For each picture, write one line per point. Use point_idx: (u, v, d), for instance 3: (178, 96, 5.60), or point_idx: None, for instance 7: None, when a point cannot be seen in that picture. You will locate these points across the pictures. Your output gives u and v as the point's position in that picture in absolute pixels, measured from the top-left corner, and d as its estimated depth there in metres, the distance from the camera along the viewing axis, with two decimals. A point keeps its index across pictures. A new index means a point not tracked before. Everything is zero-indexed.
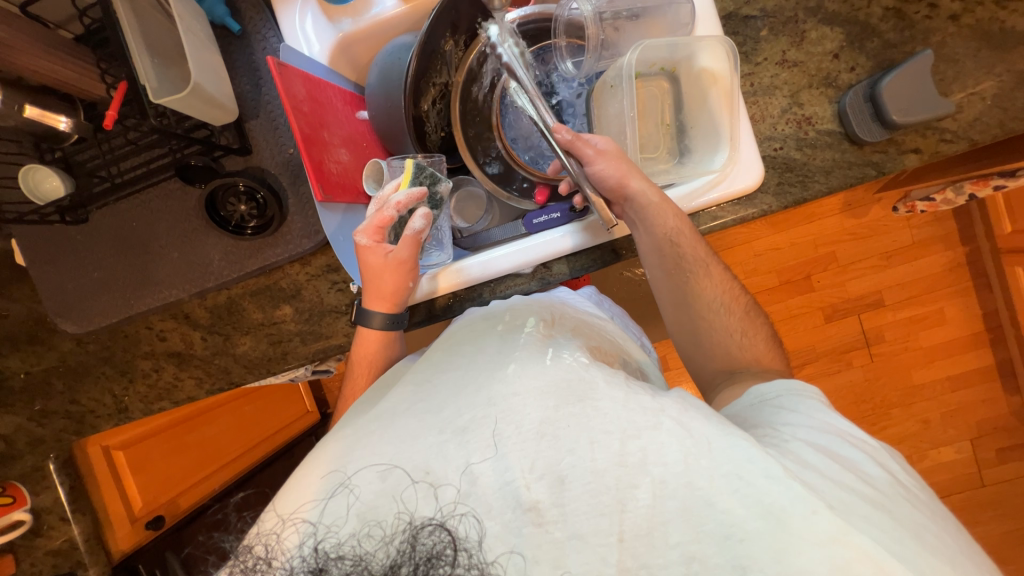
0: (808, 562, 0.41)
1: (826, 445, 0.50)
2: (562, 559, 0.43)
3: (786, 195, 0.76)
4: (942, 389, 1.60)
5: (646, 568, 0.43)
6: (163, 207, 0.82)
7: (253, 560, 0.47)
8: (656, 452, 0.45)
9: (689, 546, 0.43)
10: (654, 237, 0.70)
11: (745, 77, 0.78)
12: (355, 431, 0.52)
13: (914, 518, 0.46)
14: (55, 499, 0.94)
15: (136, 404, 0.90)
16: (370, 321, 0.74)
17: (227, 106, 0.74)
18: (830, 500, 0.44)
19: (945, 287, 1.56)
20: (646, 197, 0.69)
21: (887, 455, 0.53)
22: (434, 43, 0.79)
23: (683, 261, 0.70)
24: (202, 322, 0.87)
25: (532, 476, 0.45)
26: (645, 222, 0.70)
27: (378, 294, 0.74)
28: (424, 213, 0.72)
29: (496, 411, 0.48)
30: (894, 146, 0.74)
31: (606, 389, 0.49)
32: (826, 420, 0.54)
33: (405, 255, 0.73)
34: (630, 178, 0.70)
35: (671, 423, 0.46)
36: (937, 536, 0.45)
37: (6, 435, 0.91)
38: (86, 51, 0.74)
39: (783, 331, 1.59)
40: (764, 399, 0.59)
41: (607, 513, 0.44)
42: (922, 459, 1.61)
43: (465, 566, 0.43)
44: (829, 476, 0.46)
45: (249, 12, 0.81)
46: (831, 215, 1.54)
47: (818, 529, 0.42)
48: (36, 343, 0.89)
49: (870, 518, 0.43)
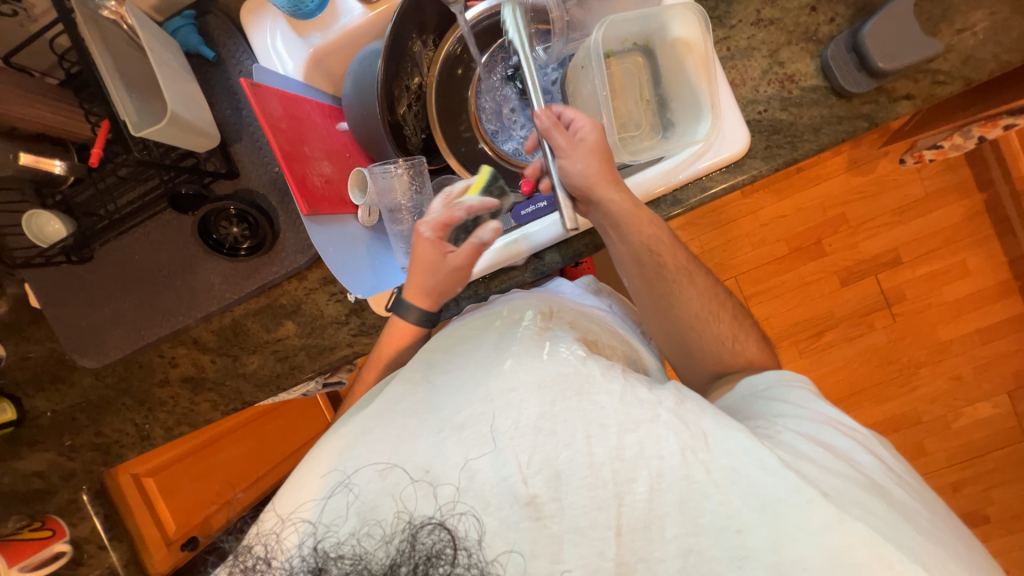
0: (807, 550, 0.41)
1: (815, 434, 0.50)
2: (560, 554, 0.43)
3: (776, 157, 0.74)
4: (972, 343, 1.54)
5: (644, 561, 0.43)
6: (161, 237, 0.84)
7: (253, 560, 0.47)
8: (654, 444, 0.45)
9: (686, 539, 0.43)
10: (630, 245, 0.69)
11: (720, 42, 0.76)
12: (355, 426, 0.51)
13: (907, 505, 0.46)
14: (92, 528, 1.01)
15: (158, 430, 0.93)
16: (405, 314, 0.73)
17: (208, 132, 0.76)
18: (823, 488, 0.44)
19: (965, 237, 1.50)
20: (617, 205, 0.67)
21: (877, 442, 0.53)
22: (402, 45, 0.79)
23: (663, 269, 0.68)
24: (211, 345, 0.89)
25: (529, 471, 0.45)
26: (618, 231, 0.69)
27: (418, 288, 0.72)
28: (494, 226, 0.67)
29: (495, 407, 0.48)
30: (884, 95, 0.72)
31: (604, 382, 0.48)
32: (816, 408, 0.54)
33: (461, 259, 0.69)
34: (601, 184, 0.67)
35: (669, 416, 0.46)
36: (928, 520, 0.46)
37: (42, 471, 0.96)
38: (71, 94, 0.76)
39: (798, 300, 1.55)
40: (756, 389, 0.59)
41: (605, 508, 0.44)
42: (958, 417, 1.55)
43: (465, 565, 0.43)
44: (819, 463, 0.46)
45: (221, 37, 0.83)
46: (836, 175, 1.50)
47: (818, 518, 0.41)
48: (59, 381, 0.92)
49: (867, 505, 0.43)
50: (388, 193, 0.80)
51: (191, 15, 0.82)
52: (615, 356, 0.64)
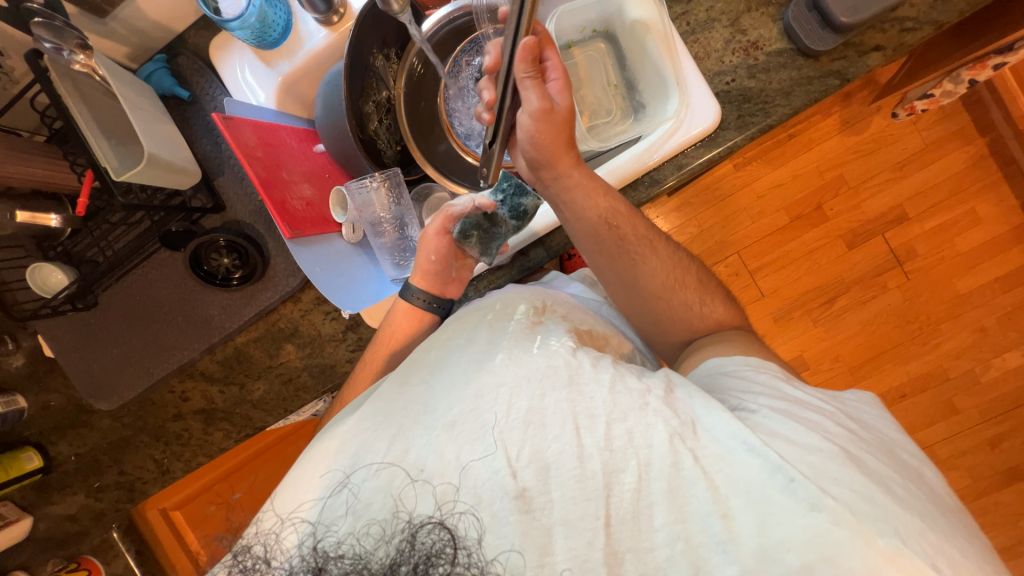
0: (789, 529, 0.42)
1: (787, 409, 0.50)
2: (550, 546, 0.43)
3: (749, 126, 0.72)
4: (992, 293, 1.48)
5: (632, 551, 0.44)
6: (158, 277, 0.86)
7: (252, 560, 0.47)
8: (642, 433, 0.46)
9: (674, 527, 0.44)
10: (587, 223, 0.68)
11: (679, 18, 0.75)
12: (366, 422, 0.51)
13: (882, 474, 0.46)
14: (127, 565, 1.08)
15: (177, 464, 0.96)
16: (409, 297, 0.74)
17: (188, 169, 0.78)
18: (803, 469, 0.44)
19: (972, 185, 1.46)
20: (571, 180, 0.66)
21: (847, 416, 0.52)
22: (365, 60, 0.80)
23: (624, 242, 0.68)
24: (216, 376, 0.91)
25: (519, 464, 0.45)
26: (573, 208, 0.68)
27: (420, 269, 0.74)
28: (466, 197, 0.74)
29: (484, 403, 0.48)
30: (852, 49, 0.70)
31: (592, 372, 0.50)
32: (781, 389, 0.54)
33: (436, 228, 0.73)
34: (561, 158, 0.65)
35: (658, 403, 0.48)
36: (902, 486, 0.46)
37: (73, 514, 0.99)
38: (58, 149, 0.79)
39: (804, 268, 1.51)
40: (722, 370, 0.59)
41: (594, 498, 0.44)
42: (986, 371, 1.50)
43: (465, 565, 0.43)
44: (799, 443, 0.46)
45: (195, 77, 0.86)
46: (829, 138, 1.47)
47: (799, 498, 0.42)
48: (78, 426, 0.95)
49: (845, 481, 0.43)
50: (368, 208, 0.81)
51: (164, 59, 0.85)
52: (608, 345, 0.65)
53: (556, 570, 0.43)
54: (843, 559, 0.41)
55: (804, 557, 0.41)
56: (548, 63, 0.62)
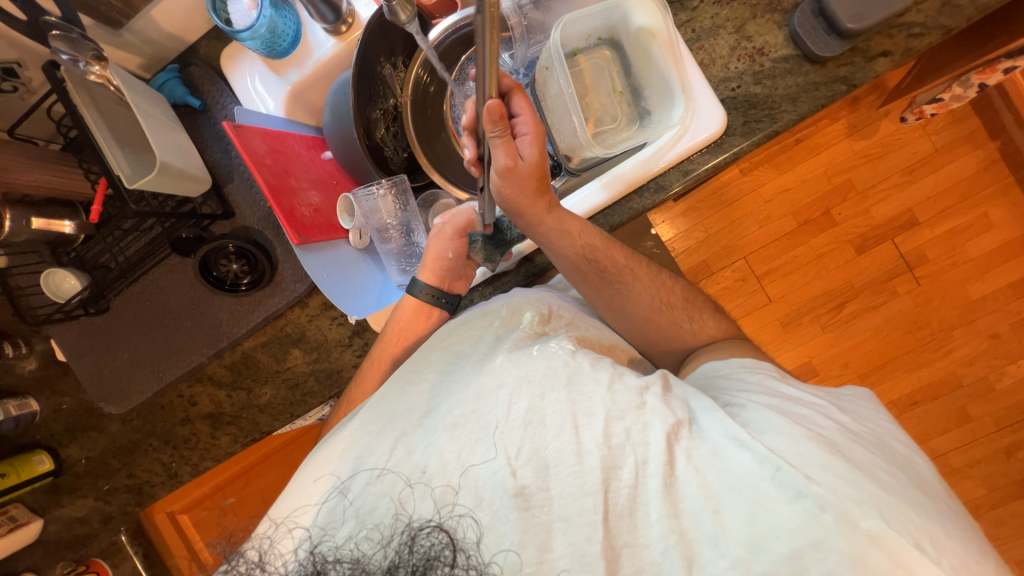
0: (777, 518, 0.42)
1: (778, 405, 0.50)
2: (548, 543, 0.43)
3: (755, 132, 0.72)
4: (1006, 297, 1.46)
5: (629, 546, 0.43)
6: (167, 282, 0.87)
7: (246, 566, 0.47)
8: (640, 431, 0.46)
9: (670, 521, 0.43)
10: (567, 258, 0.68)
11: (684, 25, 0.75)
12: (364, 424, 0.52)
13: (869, 462, 0.45)
14: (134, 567, 1.08)
15: (184, 468, 0.96)
16: (415, 292, 0.74)
17: (199, 176, 0.79)
18: (788, 457, 0.44)
19: (983, 189, 1.44)
20: (545, 225, 0.67)
21: (839, 409, 0.51)
22: (372, 68, 0.81)
23: (607, 273, 0.68)
24: (224, 380, 0.92)
25: (518, 462, 0.45)
26: (551, 248, 0.68)
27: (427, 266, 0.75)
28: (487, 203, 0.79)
29: (484, 404, 0.48)
30: (859, 55, 0.70)
31: (592, 373, 0.50)
32: (775, 387, 0.54)
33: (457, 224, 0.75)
34: (534, 206, 0.66)
35: (655, 401, 0.48)
36: (888, 472, 0.45)
37: (83, 516, 1.01)
38: (72, 156, 0.81)
39: (812, 273, 1.50)
40: (716, 372, 0.60)
41: (592, 493, 0.44)
42: (1001, 377, 1.47)
43: (463, 567, 0.43)
44: (786, 432, 0.46)
45: (206, 86, 0.88)
46: (836, 142, 1.46)
47: (785, 486, 0.42)
48: (88, 429, 0.96)
49: (828, 465, 0.43)
50: (374, 214, 0.83)
51: (175, 69, 0.87)
52: (613, 350, 0.65)
53: (556, 568, 0.43)
54: (829, 543, 0.41)
55: (791, 544, 0.41)
56: (519, 115, 0.60)
